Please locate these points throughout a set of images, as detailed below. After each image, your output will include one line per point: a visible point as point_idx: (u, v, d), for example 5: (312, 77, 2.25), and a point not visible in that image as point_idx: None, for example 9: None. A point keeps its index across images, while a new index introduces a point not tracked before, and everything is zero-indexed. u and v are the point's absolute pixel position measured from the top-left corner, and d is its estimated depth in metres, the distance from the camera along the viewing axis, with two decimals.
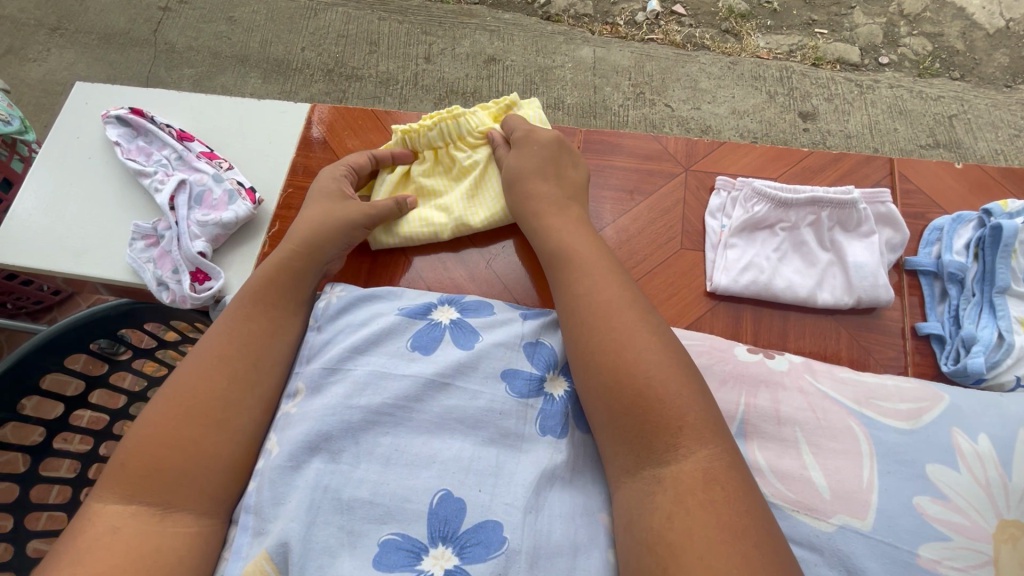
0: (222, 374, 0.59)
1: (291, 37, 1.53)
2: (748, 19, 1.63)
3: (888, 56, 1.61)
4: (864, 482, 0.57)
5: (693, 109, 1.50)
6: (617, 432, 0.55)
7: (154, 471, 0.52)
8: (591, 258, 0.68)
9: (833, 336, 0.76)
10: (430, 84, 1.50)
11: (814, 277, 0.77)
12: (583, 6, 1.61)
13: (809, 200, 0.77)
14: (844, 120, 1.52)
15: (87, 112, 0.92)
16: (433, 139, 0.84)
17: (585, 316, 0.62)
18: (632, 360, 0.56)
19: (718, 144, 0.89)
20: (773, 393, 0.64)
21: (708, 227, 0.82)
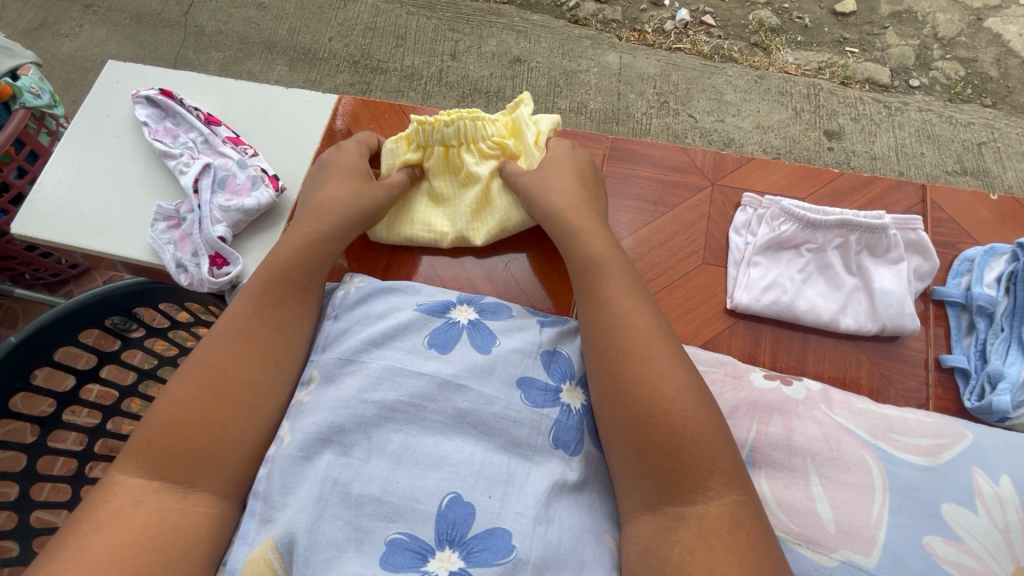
0: (239, 366, 0.58)
1: (319, 27, 1.54)
2: (778, 34, 1.61)
3: (918, 79, 1.59)
4: (873, 518, 0.56)
5: (717, 121, 1.49)
6: (641, 464, 0.53)
7: (173, 450, 0.53)
8: (618, 274, 0.65)
9: (854, 363, 0.75)
10: (454, 81, 1.50)
11: (838, 301, 0.76)
12: (611, 12, 1.61)
13: (839, 224, 0.76)
14: (870, 141, 1.49)
15: (117, 91, 0.93)
16: (449, 138, 0.81)
17: (616, 344, 0.59)
18: (663, 394, 0.55)
19: (745, 160, 0.88)
20: (787, 419, 0.63)
21: (732, 243, 0.82)
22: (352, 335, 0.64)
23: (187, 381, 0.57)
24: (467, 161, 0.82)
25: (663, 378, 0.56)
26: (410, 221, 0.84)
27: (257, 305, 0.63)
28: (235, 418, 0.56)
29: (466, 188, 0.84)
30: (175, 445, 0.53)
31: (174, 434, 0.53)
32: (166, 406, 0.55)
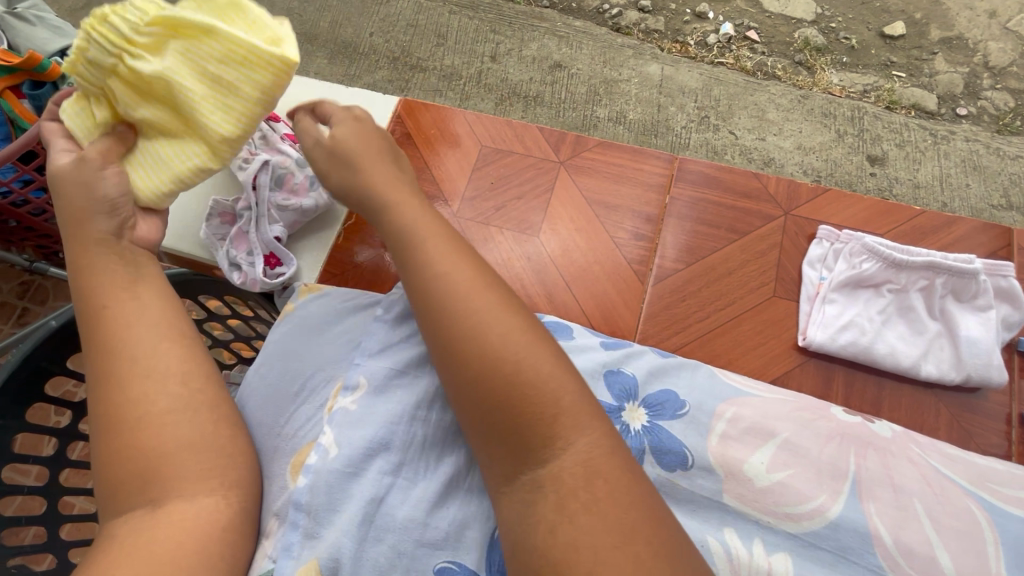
0: (115, 382, 0.56)
1: (361, 21, 1.53)
2: (823, 53, 1.58)
3: (966, 108, 1.55)
4: (988, 568, 0.58)
5: (757, 139, 1.46)
6: (501, 434, 0.54)
7: (130, 482, 0.52)
8: (425, 238, 0.62)
9: (931, 411, 0.81)
10: (493, 84, 1.48)
11: (920, 346, 0.82)
12: (653, 22, 1.59)
13: (927, 266, 0.81)
14: (914, 169, 1.46)
15: None
16: (102, 60, 0.64)
17: (447, 299, 0.57)
18: (522, 355, 0.55)
19: (819, 193, 0.94)
20: (885, 458, 0.64)
21: (808, 276, 0.87)
22: (397, 351, 0.66)
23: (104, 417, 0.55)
24: (134, 67, 0.64)
25: (484, 327, 0.56)
26: (150, 155, 0.69)
27: (90, 317, 0.59)
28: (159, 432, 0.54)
29: (161, 103, 0.68)
30: (132, 478, 0.52)
31: (130, 467, 0.53)
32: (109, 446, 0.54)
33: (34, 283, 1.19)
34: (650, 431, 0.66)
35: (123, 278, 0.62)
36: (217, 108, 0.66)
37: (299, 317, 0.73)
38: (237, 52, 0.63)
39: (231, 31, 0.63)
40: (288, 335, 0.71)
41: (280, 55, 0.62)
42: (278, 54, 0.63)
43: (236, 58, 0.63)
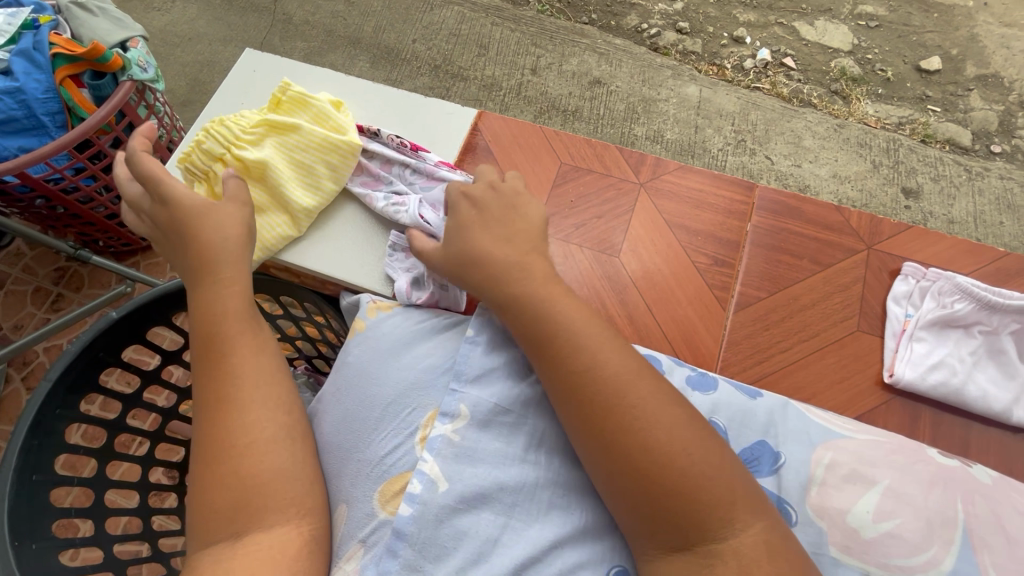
0: (243, 403, 0.55)
1: (403, 28, 1.55)
2: (860, 83, 1.59)
3: (1000, 145, 1.56)
4: None
5: (793, 166, 1.46)
6: (640, 505, 0.51)
7: (223, 511, 0.51)
8: (569, 305, 0.59)
9: (1020, 455, 0.73)
10: (533, 96, 1.49)
11: (1012, 390, 0.73)
12: (692, 44, 1.61)
13: (1020, 310, 0.73)
14: (949, 204, 1.46)
15: (253, 79, 0.90)
16: (215, 150, 0.77)
17: (576, 370, 0.55)
18: (654, 432, 0.52)
19: (907, 226, 0.86)
20: (990, 502, 0.61)
21: (891, 313, 0.80)
22: (493, 384, 0.61)
23: (206, 440, 0.54)
24: (240, 155, 0.76)
25: (619, 403, 0.53)
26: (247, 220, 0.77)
27: (202, 337, 0.59)
28: (259, 463, 0.53)
29: (261, 184, 0.78)
30: (227, 508, 0.51)
31: (223, 493, 0.51)
32: (206, 471, 0.52)
33: (71, 269, 1.19)
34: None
35: (219, 294, 0.61)
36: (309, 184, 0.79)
37: (370, 336, 0.69)
38: (316, 144, 0.78)
39: (309, 126, 0.79)
40: (366, 354, 0.66)
41: (348, 143, 0.79)
42: (343, 139, 0.79)
43: (310, 146, 0.78)
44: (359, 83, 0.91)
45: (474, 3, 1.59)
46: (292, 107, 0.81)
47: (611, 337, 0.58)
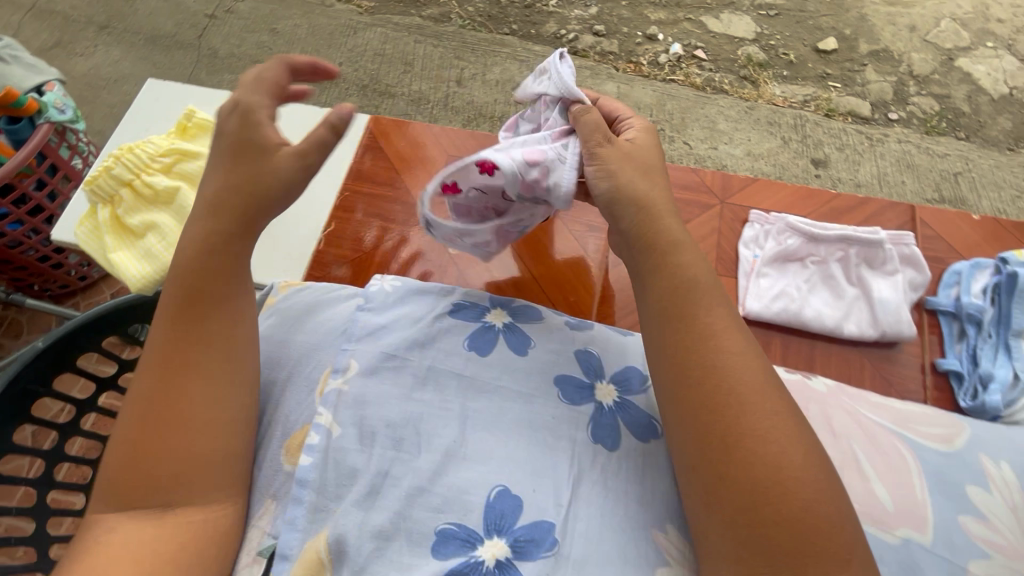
0: (191, 380, 0.52)
1: (329, 52, 1.60)
2: (765, 68, 1.71)
3: (897, 113, 1.68)
4: (919, 497, 0.54)
5: (710, 148, 1.56)
6: (723, 514, 0.46)
7: (144, 482, 0.49)
8: (717, 299, 0.53)
9: (856, 365, 0.79)
10: (459, 106, 1.56)
11: (842, 309, 0.80)
12: (609, 45, 1.70)
13: (840, 238, 0.81)
14: (855, 169, 1.58)
15: (155, 110, 0.94)
16: (122, 176, 0.77)
17: (708, 365, 0.50)
18: (791, 463, 0.46)
19: (753, 180, 0.93)
20: (822, 407, 0.61)
21: (742, 255, 0.86)
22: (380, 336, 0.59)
23: (140, 416, 0.50)
24: (150, 182, 0.78)
25: (747, 403, 0.48)
26: (155, 245, 0.77)
27: (170, 323, 0.53)
28: (194, 452, 0.50)
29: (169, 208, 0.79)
30: (151, 475, 0.49)
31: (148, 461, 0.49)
32: (133, 432, 0.50)
33: (8, 316, 1.18)
34: (621, 405, 0.57)
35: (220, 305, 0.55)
36: None
37: (278, 309, 0.65)
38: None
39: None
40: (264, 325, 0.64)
41: None
42: None
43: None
44: None
45: (397, 24, 1.65)
46: (196, 132, 0.82)
47: (746, 339, 0.52)
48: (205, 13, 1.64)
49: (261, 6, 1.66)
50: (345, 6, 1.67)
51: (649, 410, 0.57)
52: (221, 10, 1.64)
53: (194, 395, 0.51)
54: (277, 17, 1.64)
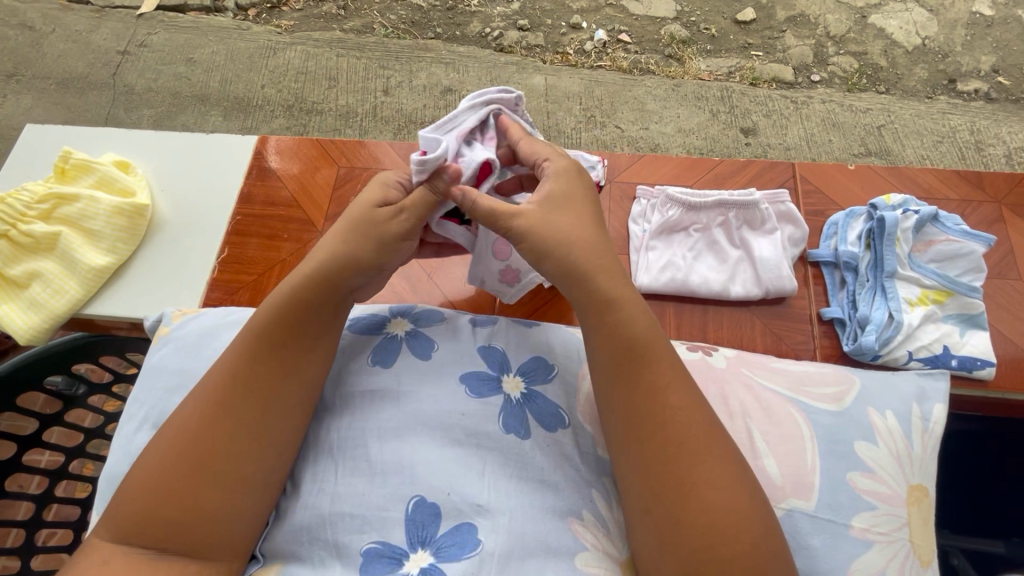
0: (219, 422, 0.58)
1: (250, 76, 1.58)
2: (689, 45, 1.69)
3: (819, 74, 1.68)
4: (807, 464, 0.60)
5: (641, 129, 1.58)
6: (667, 554, 0.53)
7: (172, 517, 0.54)
8: (663, 346, 0.60)
9: (749, 328, 0.81)
10: (389, 115, 1.55)
11: (726, 271, 0.82)
12: (534, 38, 1.66)
13: (717, 204, 0.83)
14: (782, 133, 1.61)
15: (38, 153, 0.95)
16: None
17: (658, 420, 0.56)
18: (721, 496, 0.53)
19: (637, 158, 0.94)
20: (720, 386, 0.66)
21: (630, 231, 0.86)
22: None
23: (178, 454, 0.56)
24: (26, 231, 0.80)
25: (689, 455, 0.55)
26: (40, 292, 0.80)
27: (254, 377, 0.60)
28: (229, 494, 0.56)
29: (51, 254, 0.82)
30: (178, 507, 0.55)
31: (180, 499, 0.55)
32: (167, 468, 0.56)
33: None
34: (528, 398, 0.65)
35: (299, 350, 0.62)
36: (101, 246, 0.84)
37: (176, 338, 0.71)
38: (102, 211, 0.83)
39: (92, 193, 0.83)
40: (177, 359, 0.69)
41: (134, 204, 0.86)
42: (132, 202, 0.86)
43: (95, 212, 0.83)
44: (133, 135, 0.97)
45: (317, 39, 1.63)
46: (70, 175, 0.85)
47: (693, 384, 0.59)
48: (117, 49, 1.61)
49: (175, 36, 1.63)
50: (262, 26, 1.64)
51: (556, 402, 0.65)
52: (135, 45, 1.61)
53: (256, 438, 0.58)
54: (192, 45, 1.61)
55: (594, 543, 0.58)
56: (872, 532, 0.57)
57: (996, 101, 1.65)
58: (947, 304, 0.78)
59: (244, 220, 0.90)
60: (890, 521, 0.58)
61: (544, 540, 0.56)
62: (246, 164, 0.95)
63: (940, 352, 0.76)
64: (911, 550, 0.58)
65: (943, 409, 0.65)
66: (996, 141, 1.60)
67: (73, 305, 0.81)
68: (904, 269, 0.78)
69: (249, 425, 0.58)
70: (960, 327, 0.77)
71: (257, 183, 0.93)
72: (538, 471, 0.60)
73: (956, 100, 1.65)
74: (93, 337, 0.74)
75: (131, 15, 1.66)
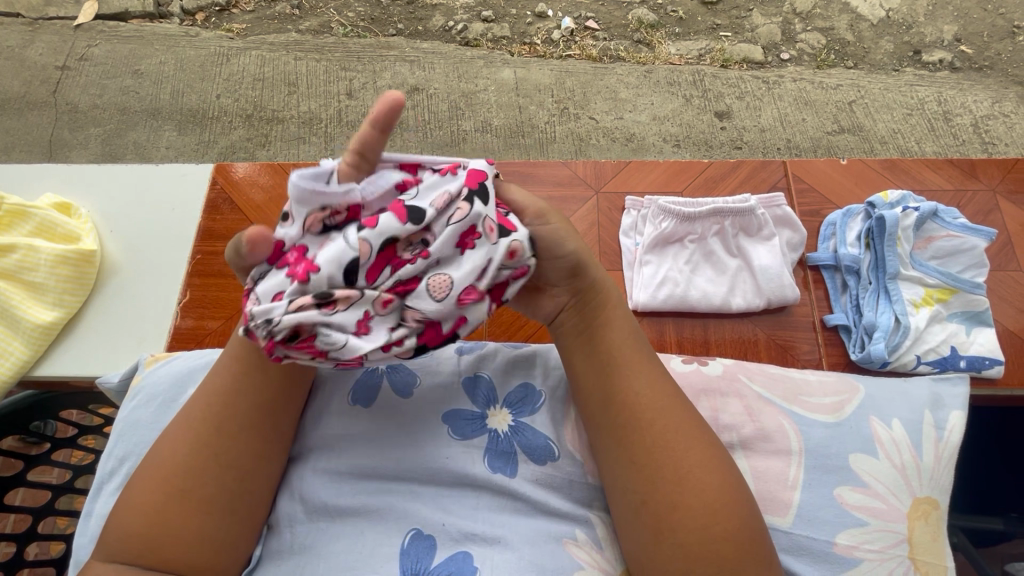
0: (196, 443, 0.54)
1: (203, 86, 1.49)
2: (657, 29, 1.63)
3: (788, 52, 1.63)
4: (790, 480, 0.62)
5: (616, 119, 1.54)
6: (663, 547, 0.52)
7: (147, 540, 0.52)
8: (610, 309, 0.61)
9: (751, 339, 0.80)
10: (355, 120, 1.48)
11: (726, 283, 0.81)
12: (499, 30, 1.61)
13: (712, 212, 0.81)
14: (756, 115, 1.55)
15: None
16: None
17: (640, 416, 0.56)
18: (663, 434, 0.55)
19: (624, 164, 0.92)
20: (713, 401, 0.67)
21: (623, 246, 0.85)
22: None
23: (144, 474, 0.54)
24: None
25: (651, 402, 0.56)
26: None
27: (229, 389, 0.57)
28: (189, 512, 0.53)
29: None
30: (152, 532, 0.52)
31: (150, 520, 0.52)
32: (136, 490, 0.54)
33: None
34: (516, 430, 0.62)
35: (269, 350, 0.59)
36: (45, 300, 0.78)
37: (146, 388, 0.66)
38: (44, 261, 0.77)
39: (31, 241, 0.77)
40: (149, 412, 0.64)
41: (81, 250, 0.81)
42: (78, 248, 0.81)
43: (35, 262, 0.77)
44: (79, 172, 0.91)
45: (272, 43, 1.54)
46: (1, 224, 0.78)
47: (637, 344, 0.60)
48: (56, 65, 1.51)
49: (118, 47, 1.52)
50: (212, 32, 1.55)
51: (545, 432, 0.63)
52: (74, 58, 1.51)
53: (224, 455, 0.55)
54: (138, 56, 1.52)
55: (588, 561, 0.56)
56: (862, 549, 0.59)
57: (961, 70, 1.62)
58: (952, 302, 0.78)
59: (200, 260, 0.84)
60: (884, 538, 0.60)
61: (547, 568, 0.55)
62: (202, 196, 0.90)
63: (947, 353, 0.76)
64: (911, 567, 0.59)
65: (959, 417, 0.65)
66: (961, 111, 1.57)
67: (22, 367, 0.76)
68: (907, 269, 0.78)
69: (203, 439, 0.55)
70: (965, 325, 0.77)
71: (215, 219, 0.87)
72: (538, 496, 0.59)
73: (922, 72, 1.62)
74: (50, 391, 0.69)
75: (69, 26, 1.55)
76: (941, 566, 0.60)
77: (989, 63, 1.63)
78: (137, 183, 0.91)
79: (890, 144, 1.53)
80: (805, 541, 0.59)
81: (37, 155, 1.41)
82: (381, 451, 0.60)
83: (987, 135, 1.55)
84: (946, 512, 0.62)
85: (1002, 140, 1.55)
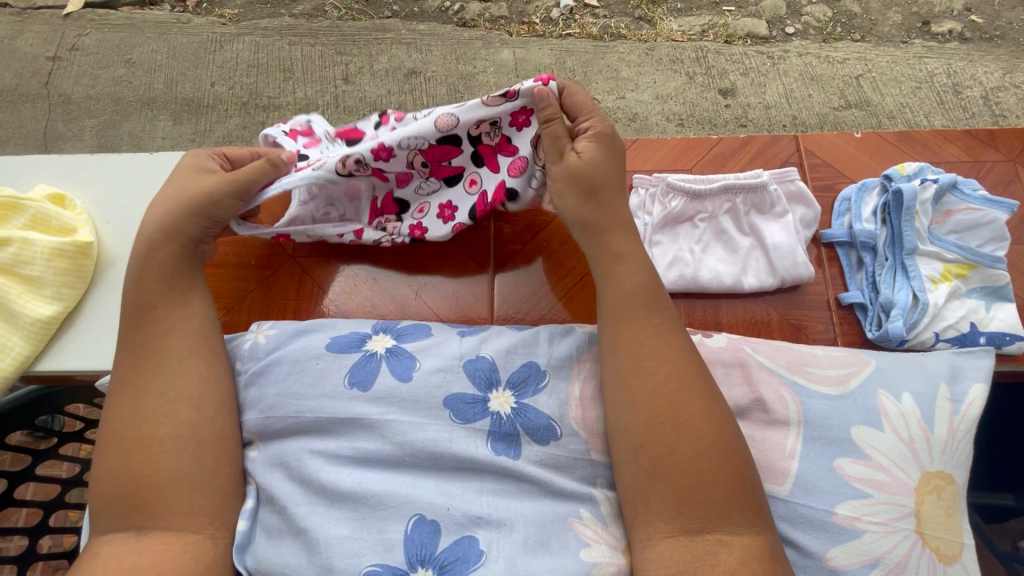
0: (141, 400, 0.58)
1: (197, 74, 1.46)
2: (659, 4, 1.58)
3: (793, 26, 1.58)
4: (787, 450, 0.62)
5: (618, 99, 1.50)
6: (659, 490, 0.54)
7: (124, 492, 0.54)
8: (628, 263, 0.64)
9: (764, 319, 0.79)
10: (352, 105, 1.46)
11: (738, 263, 0.80)
12: (497, 9, 1.56)
13: (723, 189, 0.80)
14: (761, 92, 1.52)
15: None
16: None
17: (645, 361, 0.58)
18: (667, 383, 0.57)
19: (631, 142, 0.90)
20: (718, 374, 0.67)
21: None
22: (271, 385, 0.63)
23: (105, 436, 0.57)
24: None
25: (657, 352, 0.59)
26: None
27: (139, 345, 0.61)
28: (160, 454, 0.56)
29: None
30: (127, 484, 0.54)
31: (123, 476, 0.55)
32: (102, 460, 0.56)
33: None
34: (519, 412, 0.62)
35: (165, 286, 0.64)
36: (36, 294, 0.77)
37: None
38: (39, 254, 0.77)
39: (26, 234, 0.77)
40: None
41: (75, 241, 0.80)
42: (72, 241, 0.80)
43: (31, 255, 0.76)
44: (70, 161, 0.89)
45: (264, 28, 1.51)
46: None
47: (652, 298, 0.62)
48: (48, 55, 1.48)
49: (108, 36, 1.50)
50: (204, 18, 1.52)
51: (548, 414, 0.62)
52: (66, 48, 1.49)
53: (167, 401, 0.58)
54: (130, 45, 1.49)
55: (596, 538, 0.56)
56: (863, 520, 0.59)
57: (970, 41, 1.58)
58: (970, 277, 0.76)
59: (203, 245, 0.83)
60: (888, 511, 0.59)
61: (553, 548, 0.55)
62: None
63: (967, 330, 0.74)
64: (919, 540, 0.58)
65: (979, 389, 0.64)
66: (972, 83, 1.54)
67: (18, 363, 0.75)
68: (925, 244, 0.76)
69: (143, 392, 0.58)
70: (985, 301, 0.76)
71: None
72: (543, 478, 0.59)
73: (931, 43, 1.57)
74: (55, 385, 0.68)
75: (58, 15, 1.52)
76: (955, 541, 0.59)
77: (999, 33, 1.59)
78: (131, 172, 0.89)
79: (898, 119, 1.50)
80: (810, 517, 0.59)
81: (33, 149, 1.40)
82: (385, 436, 0.60)
83: (998, 108, 1.52)
84: (960, 486, 0.61)
85: (1014, 113, 1.52)
